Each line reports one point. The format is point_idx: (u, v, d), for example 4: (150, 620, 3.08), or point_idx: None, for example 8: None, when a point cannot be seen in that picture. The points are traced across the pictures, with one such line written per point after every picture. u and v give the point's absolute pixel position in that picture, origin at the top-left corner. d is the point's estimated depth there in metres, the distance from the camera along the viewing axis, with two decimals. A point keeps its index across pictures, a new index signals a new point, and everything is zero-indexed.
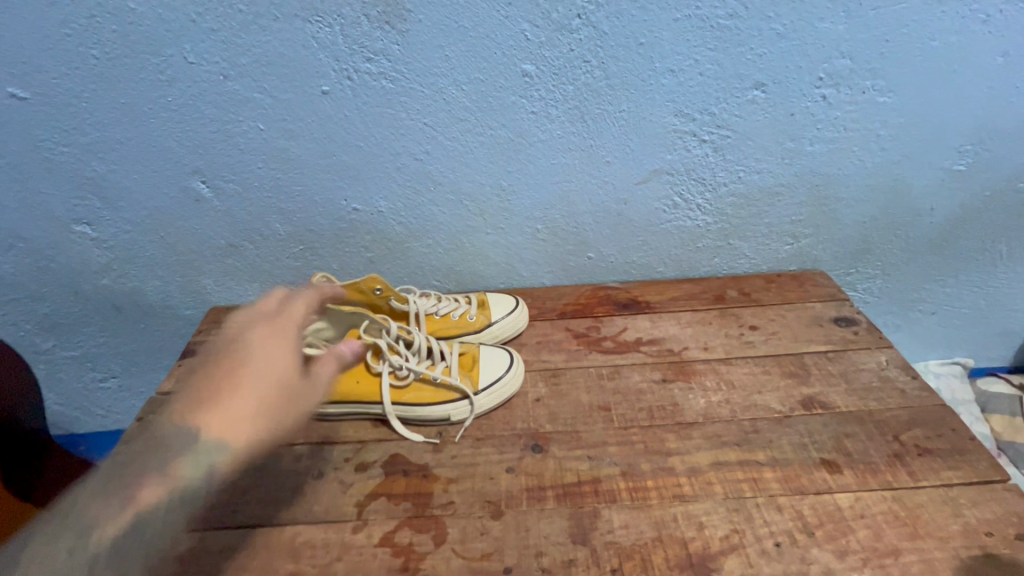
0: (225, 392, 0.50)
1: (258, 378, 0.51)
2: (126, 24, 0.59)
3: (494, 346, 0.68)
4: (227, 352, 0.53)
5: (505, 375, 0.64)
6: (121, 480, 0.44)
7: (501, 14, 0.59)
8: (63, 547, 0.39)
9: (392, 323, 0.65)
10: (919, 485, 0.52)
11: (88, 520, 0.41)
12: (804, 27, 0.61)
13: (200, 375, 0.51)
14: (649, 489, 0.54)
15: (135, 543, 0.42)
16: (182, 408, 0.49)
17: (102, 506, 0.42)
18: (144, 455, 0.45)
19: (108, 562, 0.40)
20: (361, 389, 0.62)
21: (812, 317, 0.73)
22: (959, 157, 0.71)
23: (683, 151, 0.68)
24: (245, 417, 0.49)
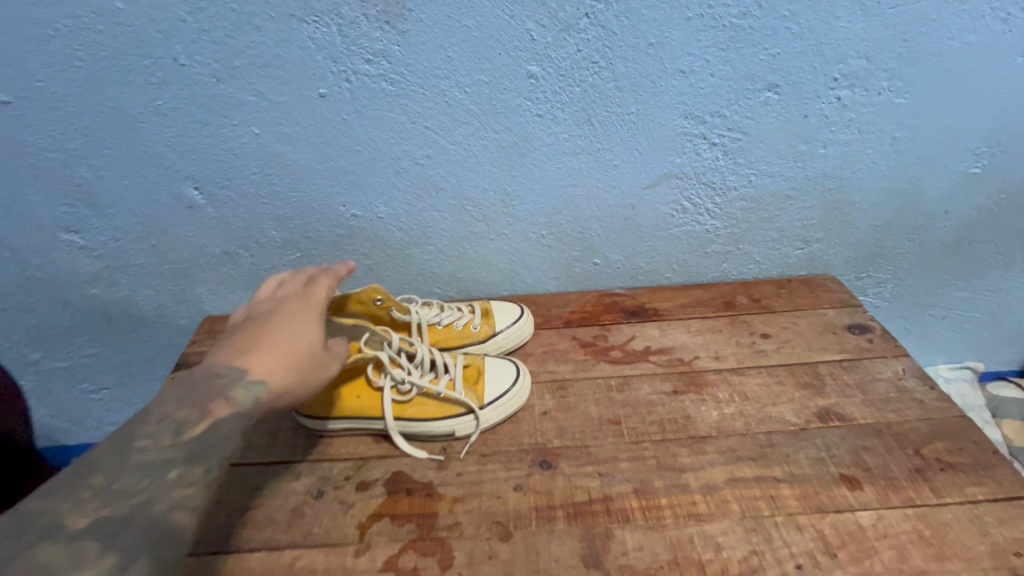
0: (262, 342, 0.52)
1: (293, 333, 0.53)
2: (113, 24, 0.56)
3: (499, 357, 0.66)
4: (263, 316, 0.56)
5: (512, 387, 0.62)
6: (189, 391, 0.46)
7: (506, 14, 0.56)
8: (155, 439, 0.42)
9: (394, 335, 0.62)
10: (943, 502, 0.50)
11: (176, 416, 0.44)
12: (820, 26, 0.58)
13: (238, 334, 0.54)
14: (663, 508, 0.51)
15: (213, 442, 0.43)
16: (221, 356, 0.51)
17: (181, 410, 0.44)
18: (203, 380, 0.47)
19: (196, 455, 0.42)
20: (363, 404, 0.60)
21: (825, 324, 0.71)
22: (975, 159, 0.69)
23: (693, 154, 0.66)
24: (280, 363, 0.50)
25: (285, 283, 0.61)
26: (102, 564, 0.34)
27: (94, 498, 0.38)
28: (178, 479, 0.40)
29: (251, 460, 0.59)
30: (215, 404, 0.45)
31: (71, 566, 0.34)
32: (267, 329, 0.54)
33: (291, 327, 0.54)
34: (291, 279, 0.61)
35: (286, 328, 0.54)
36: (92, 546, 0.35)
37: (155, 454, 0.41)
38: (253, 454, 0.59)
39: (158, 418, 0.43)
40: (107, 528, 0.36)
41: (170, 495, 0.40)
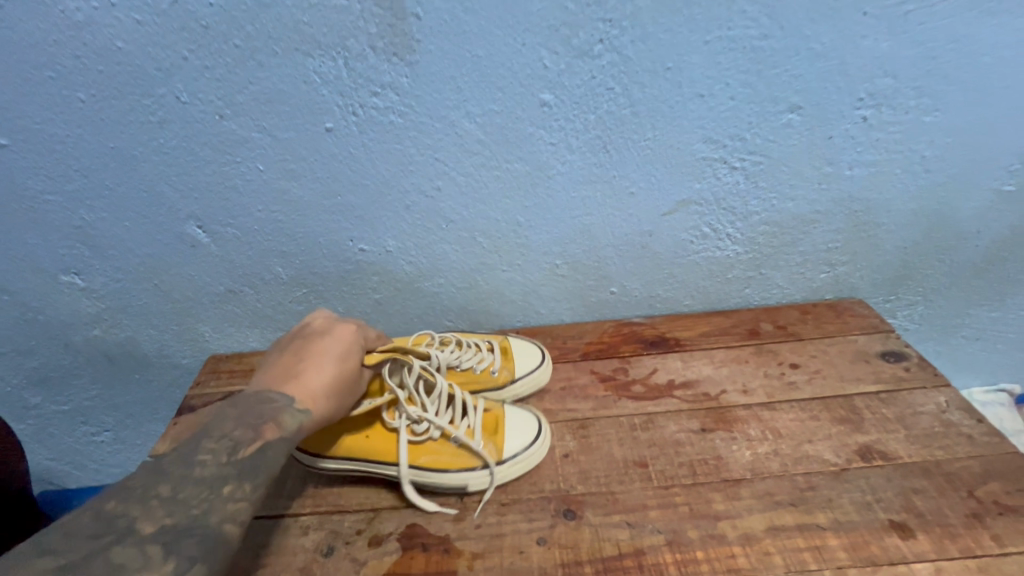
0: (303, 364, 0.53)
1: (336, 357, 0.54)
2: (113, 64, 0.54)
3: (519, 406, 0.63)
4: (305, 336, 0.57)
5: (535, 443, 0.58)
6: (240, 413, 0.47)
7: (517, 42, 0.54)
8: (216, 454, 0.43)
9: (416, 363, 0.59)
10: (1006, 552, 0.46)
11: (231, 435, 0.44)
12: (844, 45, 0.56)
13: (278, 357, 0.55)
14: (700, 561, 0.48)
15: (265, 462, 0.44)
16: (266, 381, 0.52)
17: (237, 429, 0.45)
18: (252, 403, 0.49)
19: (248, 472, 0.43)
20: (373, 449, 0.56)
21: (857, 352, 0.68)
22: (1008, 176, 0.66)
23: (713, 179, 0.64)
24: (321, 385, 0.52)
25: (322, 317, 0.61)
26: (166, 567, 0.35)
27: (160, 506, 0.38)
28: (232, 495, 0.41)
29: (257, 513, 0.56)
30: (267, 427, 0.46)
31: (140, 567, 0.34)
32: (306, 351, 0.55)
33: (331, 347, 0.55)
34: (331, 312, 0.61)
35: (329, 349, 0.55)
36: (157, 550, 0.35)
37: (215, 468, 0.42)
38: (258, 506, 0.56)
39: (217, 435, 0.44)
40: (172, 534, 0.36)
41: (226, 507, 0.40)
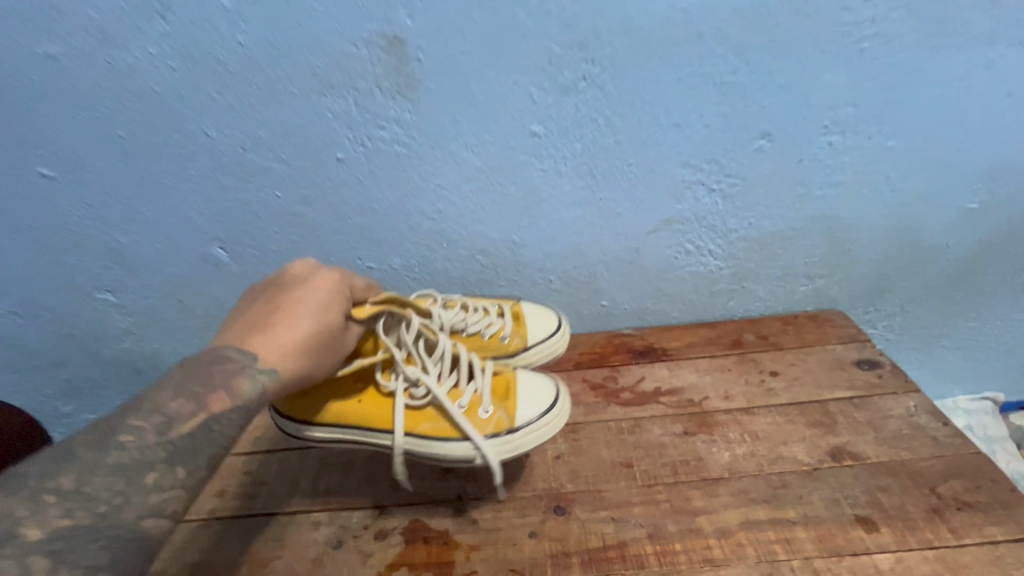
0: (275, 318, 0.51)
1: (308, 316, 0.51)
2: (149, 104, 0.61)
3: (534, 372, 0.61)
4: (282, 284, 0.54)
5: (549, 411, 0.56)
6: (194, 375, 0.44)
7: (508, 80, 0.60)
8: (140, 435, 0.39)
9: (415, 316, 0.59)
10: (961, 544, 0.50)
11: (166, 411, 0.41)
12: (806, 78, 0.61)
13: (251, 307, 0.52)
14: (678, 553, 0.52)
15: (202, 442, 0.41)
16: (233, 336, 0.50)
17: (177, 401, 0.42)
18: (210, 362, 0.46)
19: (181, 457, 0.40)
20: (367, 415, 0.56)
21: (834, 360, 0.72)
22: (972, 195, 0.70)
23: (693, 200, 0.69)
24: (290, 346, 0.49)
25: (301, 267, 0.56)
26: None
27: (57, 504, 0.34)
28: (158, 486, 0.38)
29: (273, 509, 0.60)
30: (214, 396, 0.43)
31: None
32: (281, 304, 0.52)
33: (308, 301, 0.52)
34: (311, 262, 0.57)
35: (300, 308, 0.51)
36: (45, 560, 0.32)
37: (138, 454, 0.38)
38: (274, 503, 0.61)
39: (151, 408, 0.41)
40: (68, 540, 0.33)
41: (147, 501, 0.37)
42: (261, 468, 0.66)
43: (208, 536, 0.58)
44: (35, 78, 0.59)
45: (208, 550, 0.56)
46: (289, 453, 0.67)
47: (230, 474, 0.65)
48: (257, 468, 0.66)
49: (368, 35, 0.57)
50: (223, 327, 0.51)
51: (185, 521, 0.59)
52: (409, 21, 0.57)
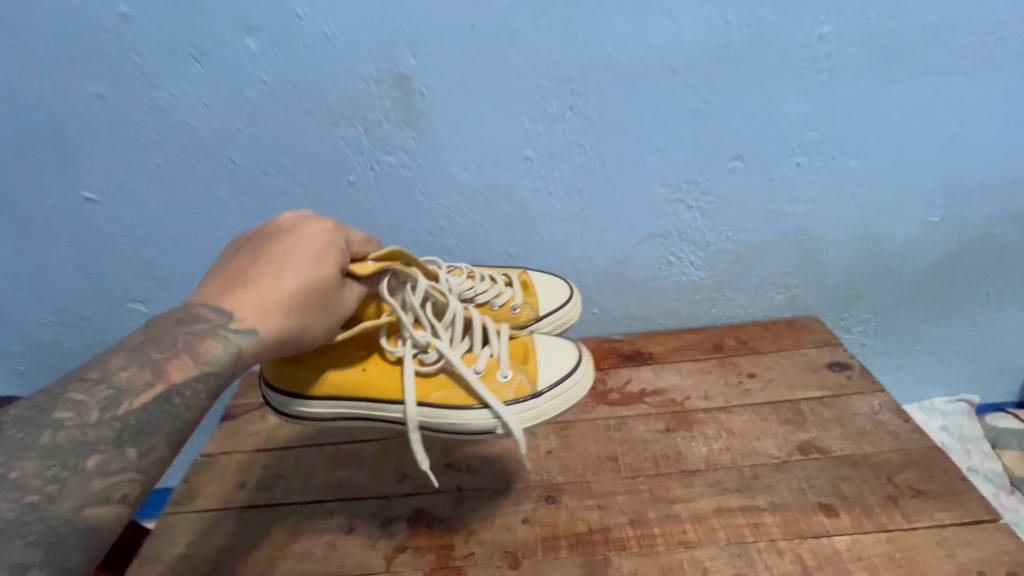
0: (259, 273, 0.47)
1: (293, 274, 0.47)
2: (182, 135, 0.67)
3: (552, 337, 0.62)
4: (272, 234, 0.50)
5: (570, 377, 0.56)
6: (161, 335, 0.41)
7: (502, 110, 0.67)
8: (81, 411, 0.34)
9: (422, 276, 0.57)
10: (913, 527, 0.56)
11: (115, 381, 0.37)
12: (772, 107, 0.67)
13: (236, 259, 0.49)
14: (656, 536, 0.57)
15: (160, 417, 0.37)
16: (213, 289, 0.46)
17: (129, 370, 0.37)
18: (183, 320, 0.43)
19: (131, 436, 0.35)
20: (377, 383, 0.55)
21: (807, 362, 0.78)
22: (932, 210, 0.76)
23: (674, 216, 0.75)
24: (272, 306, 0.45)
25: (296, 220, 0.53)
26: None
27: None
28: (100, 471, 0.33)
29: (289, 499, 0.66)
30: (175, 361, 0.39)
31: None
32: (268, 257, 0.48)
33: (296, 254, 0.48)
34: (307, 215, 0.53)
35: (285, 265, 0.47)
36: None
37: (79, 433, 0.33)
38: (290, 494, 0.67)
39: (98, 378, 0.37)
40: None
41: (87, 488, 0.32)
42: (277, 462, 0.71)
43: (232, 523, 0.63)
44: (82, 113, 0.66)
45: (231, 535, 0.62)
46: (304, 449, 0.73)
47: (249, 468, 0.71)
48: (274, 462, 0.71)
49: (377, 73, 0.64)
50: (206, 280, 0.48)
51: (210, 510, 0.65)
52: (413, 61, 0.64)
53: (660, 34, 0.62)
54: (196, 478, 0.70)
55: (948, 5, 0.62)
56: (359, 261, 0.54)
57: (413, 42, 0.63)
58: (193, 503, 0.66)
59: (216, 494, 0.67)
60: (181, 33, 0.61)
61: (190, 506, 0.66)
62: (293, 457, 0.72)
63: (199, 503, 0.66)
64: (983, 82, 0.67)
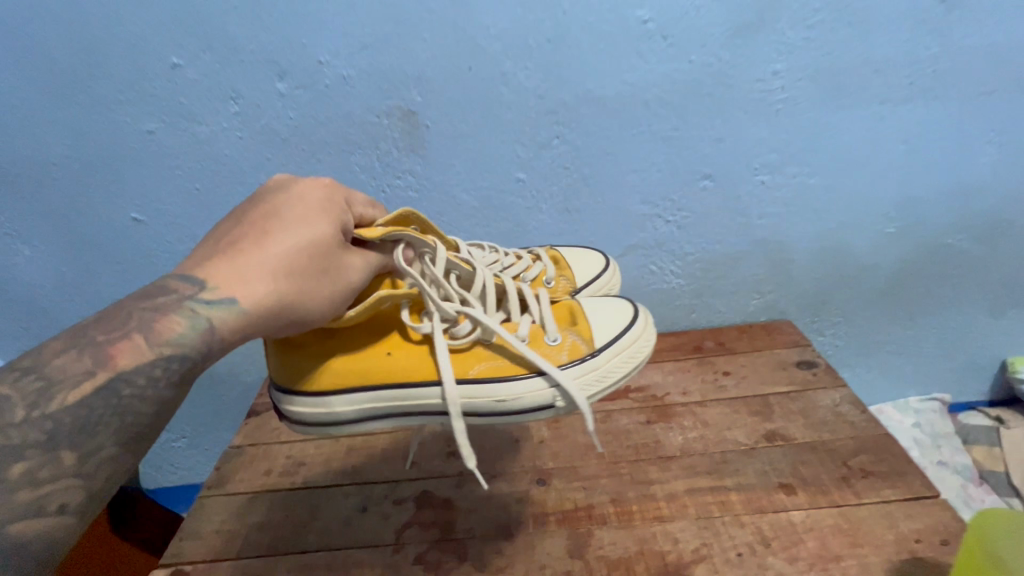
0: (244, 241, 0.46)
1: (277, 250, 0.45)
2: (218, 163, 0.77)
3: (595, 300, 0.63)
4: (263, 205, 0.49)
5: (623, 337, 0.57)
6: (123, 312, 0.40)
7: (497, 139, 0.76)
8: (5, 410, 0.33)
9: (439, 244, 0.57)
10: (861, 502, 0.63)
11: (47, 372, 0.35)
12: (736, 133, 0.76)
13: (225, 228, 0.48)
14: (634, 512, 0.65)
15: (99, 414, 0.36)
16: (196, 261, 0.45)
17: (65, 360, 0.36)
18: (155, 293, 0.42)
19: (67, 439, 0.34)
20: (399, 368, 0.54)
21: (778, 361, 0.85)
22: (887, 222, 0.84)
23: (653, 230, 0.84)
24: (250, 281, 0.43)
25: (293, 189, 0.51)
26: None
27: None
28: (29, 479, 0.33)
29: (310, 483, 0.74)
30: (123, 345, 0.38)
31: None
32: (256, 224, 0.47)
33: (284, 226, 0.47)
34: (303, 186, 0.51)
35: (269, 239, 0.46)
36: None
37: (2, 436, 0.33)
38: (311, 478, 0.75)
39: (29, 368, 0.35)
40: None
41: (14, 500, 0.32)
42: (299, 451, 0.80)
43: (259, 503, 0.72)
44: (133, 147, 0.76)
45: (260, 514, 0.70)
46: (321, 440, 0.81)
47: (274, 457, 0.79)
48: (296, 452, 0.80)
49: (387, 109, 0.74)
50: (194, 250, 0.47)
51: (240, 493, 0.73)
52: (419, 98, 0.73)
53: (633, 72, 0.72)
54: (227, 466, 0.78)
55: (886, 43, 0.71)
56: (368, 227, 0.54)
57: (419, 82, 0.72)
58: (225, 487, 0.75)
59: (245, 479, 0.76)
60: (221, 78, 0.72)
61: (223, 489, 0.74)
62: (313, 447, 0.80)
63: (230, 487, 0.74)
64: (922, 108, 0.75)
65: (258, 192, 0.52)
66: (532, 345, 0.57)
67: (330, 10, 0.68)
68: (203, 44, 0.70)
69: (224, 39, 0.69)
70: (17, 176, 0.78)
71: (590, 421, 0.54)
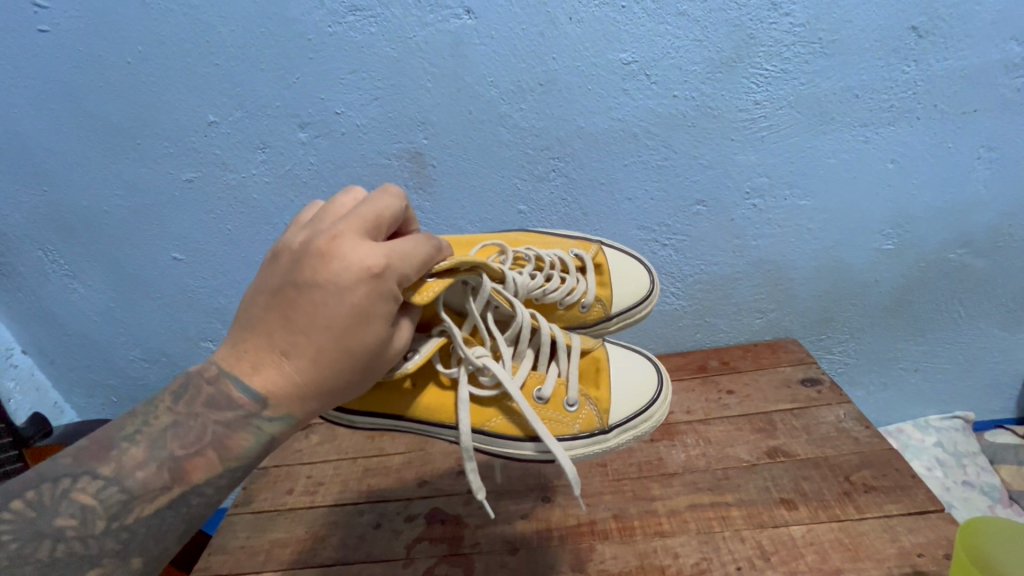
0: (294, 348, 0.42)
1: (330, 366, 0.42)
2: (248, 206, 0.85)
3: (626, 359, 0.66)
4: (309, 294, 0.41)
5: (637, 417, 0.62)
6: (193, 419, 0.43)
7: (498, 174, 0.82)
8: (89, 523, 0.40)
9: (486, 280, 0.56)
10: (863, 517, 0.63)
11: (128, 486, 0.41)
12: (722, 160, 0.80)
13: (268, 311, 0.42)
14: (635, 527, 0.67)
15: (168, 524, 0.43)
16: (248, 356, 0.43)
17: (143, 474, 0.41)
18: (220, 400, 0.43)
19: (136, 547, 0.42)
20: (422, 411, 0.57)
21: (781, 379, 0.87)
22: (885, 239, 0.85)
23: (652, 253, 0.87)
24: (306, 395, 0.43)
25: (342, 271, 0.41)
26: None
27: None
28: None
29: (328, 501, 0.78)
30: (196, 460, 0.43)
31: None
32: (304, 333, 0.41)
33: (335, 337, 0.42)
34: (354, 267, 0.41)
35: (321, 354, 0.42)
36: None
37: (82, 546, 0.40)
38: (329, 497, 0.79)
39: (115, 478, 0.41)
40: None
41: None
42: (318, 471, 0.83)
43: (281, 521, 0.76)
44: (176, 196, 0.85)
45: (282, 531, 0.74)
46: (339, 460, 0.85)
47: (296, 476, 0.83)
48: (316, 472, 0.84)
49: (397, 151, 0.81)
50: (241, 327, 0.43)
51: (264, 510, 0.78)
52: (425, 141, 0.80)
53: (621, 109, 0.77)
54: (253, 485, 0.83)
55: (863, 71, 0.74)
56: (421, 284, 0.47)
57: (425, 126, 0.79)
58: (250, 505, 0.80)
59: (269, 498, 0.80)
60: (250, 131, 0.80)
61: (248, 507, 0.79)
62: (330, 466, 0.84)
63: (255, 505, 0.79)
64: (906, 128, 0.78)
65: (300, 259, 0.42)
66: (551, 404, 0.60)
67: (344, 68, 0.76)
68: (235, 103, 0.78)
69: (253, 98, 0.78)
70: (75, 224, 0.88)
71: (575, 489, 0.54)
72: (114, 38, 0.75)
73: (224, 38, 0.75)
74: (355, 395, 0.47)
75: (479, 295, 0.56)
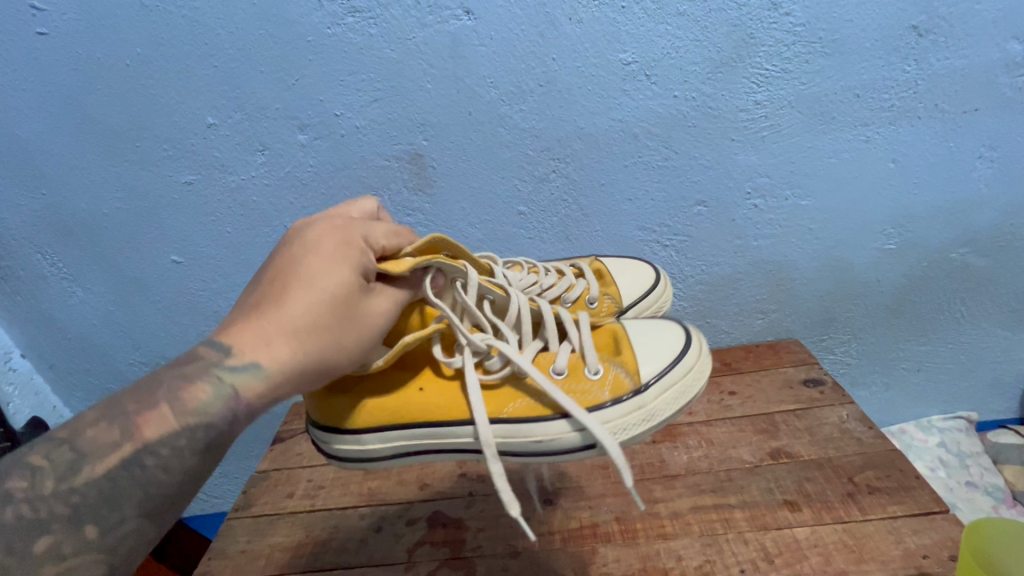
0: (266, 297, 0.46)
1: (297, 301, 0.44)
2: (247, 209, 0.85)
3: (645, 324, 0.63)
4: (285, 254, 0.49)
5: (672, 368, 0.56)
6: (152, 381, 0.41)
7: (498, 176, 0.82)
8: (35, 483, 0.35)
9: (471, 270, 0.58)
10: (867, 518, 0.63)
11: (81, 444, 0.37)
12: (723, 160, 0.80)
13: (252, 283, 0.49)
14: (637, 530, 0.66)
15: (128, 484, 0.37)
16: (226, 321, 0.46)
17: (98, 432, 0.38)
18: (183, 360, 0.43)
19: (90, 512, 0.35)
20: (428, 411, 0.56)
21: (784, 380, 0.86)
22: (886, 239, 0.85)
23: (653, 254, 0.87)
24: (272, 337, 0.43)
25: (313, 232, 0.50)
26: None
27: None
28: (53, 553, 0.34)
29: (329, 505, 0.78)
30: (154, 418, 0.39)
31: None
32: (277, 281, 0.46)
33: (304, 274, 0.46)
34: (322, 228, 0.50)
35: (289, 290, 0.45)
36: None
37: (30, 509, 0.34)
38: (329, 501, 0.78)
39: (67, 437, 0.37)
40: None
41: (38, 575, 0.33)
42: (319, 475, 0.83)
43: (281, 525, 0.75)
44: (176, 199, 0.85)
45: (282, 535, 0.74)
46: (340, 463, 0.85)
47: (296, 480, 0.83)
48: (316, 475, 0.83)
49: (398, 153, 0.81)
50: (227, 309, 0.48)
51: (265, 514, 0.78)
52: (425, 142, 0.80)
53: (621, 109, 0.77)
54: (253, 489, 0.83)
55: (863, 71, 0.74)
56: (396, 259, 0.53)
57: (424, 128, 0.79)
58: (251, 509, 0.79)
59: (269, 502, 0.80)
60: (249, 134, 0.80)
61: (249, 511, 0.79)
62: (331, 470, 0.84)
63: (255, 509, 0.79)
64: (907, 128, 0.78)
65: (282, 242, 0.51)
66: (571, 378, 0.58)
67: (343, 70, 0.76)
68: (234, 105, 0.78)
69: (253, 100, 0.78)
70: (74, 227, 0.88)
71: (622, 467, 0.52)
72: (113, 41, 0.75)
73: (223, 40, 0.75)
74: (328, 354, 0.45)
75: (469, 285, 0.58)
